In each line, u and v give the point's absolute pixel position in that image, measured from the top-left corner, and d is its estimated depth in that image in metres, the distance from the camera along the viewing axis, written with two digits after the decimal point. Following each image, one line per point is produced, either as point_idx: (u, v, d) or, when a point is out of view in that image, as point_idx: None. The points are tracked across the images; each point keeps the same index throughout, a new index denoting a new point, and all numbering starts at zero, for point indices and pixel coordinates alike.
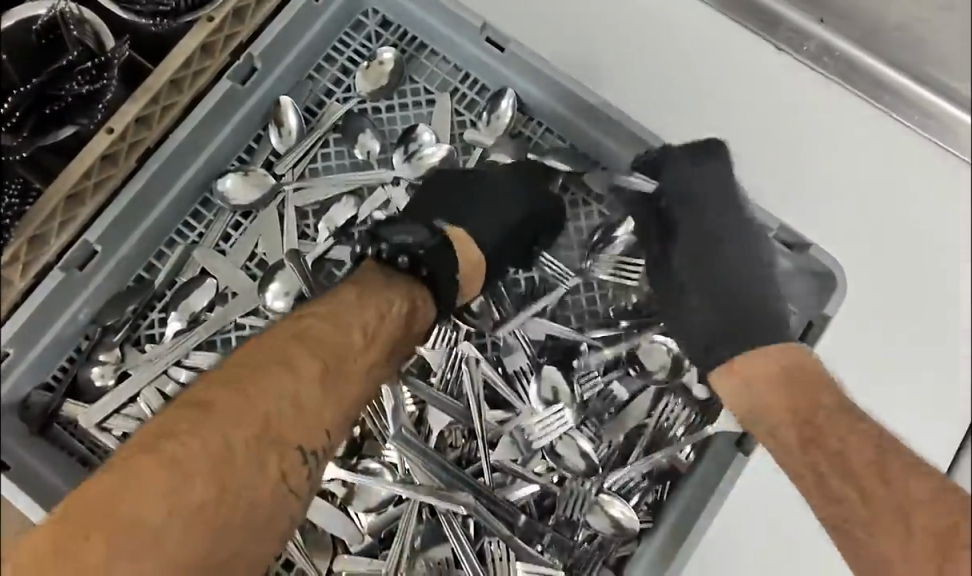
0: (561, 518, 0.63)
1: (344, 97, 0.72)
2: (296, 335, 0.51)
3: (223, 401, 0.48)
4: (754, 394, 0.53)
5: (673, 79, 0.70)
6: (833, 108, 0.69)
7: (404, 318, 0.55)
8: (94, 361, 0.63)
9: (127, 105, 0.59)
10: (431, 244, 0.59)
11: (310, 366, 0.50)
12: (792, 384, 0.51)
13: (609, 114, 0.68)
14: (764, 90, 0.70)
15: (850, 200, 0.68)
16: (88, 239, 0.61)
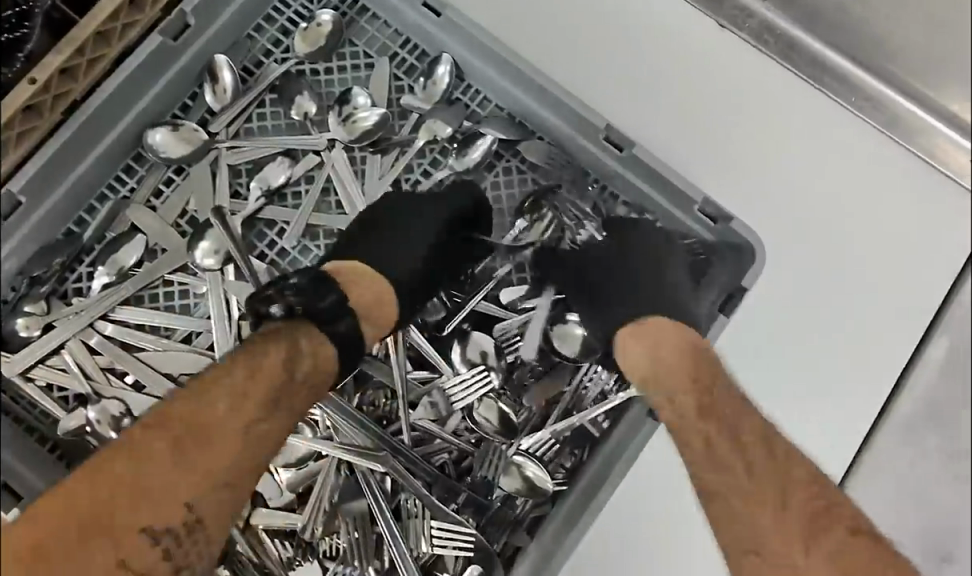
0: (477, 478, 0.64)
1: (281, 57, 0.72)
2: (212, 380, 0.52)
3: (159, 474, 0.49)
4: (662, 354, 0.59)
5: (621, 53, 0.70)
6: (781, 83, 0.70)
7: (307, 388, 0.55)
8: (19, 313, 0.63)
9: (50, 55, 0.58)
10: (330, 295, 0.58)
11: (217, 407, 0.51)
12: (663, 353, 0.59)
13: (543, 84, 0.69)
14: (699, 60, 0.70)
15: (788, 176, 0.69)
16: (12, 190, 0.60)
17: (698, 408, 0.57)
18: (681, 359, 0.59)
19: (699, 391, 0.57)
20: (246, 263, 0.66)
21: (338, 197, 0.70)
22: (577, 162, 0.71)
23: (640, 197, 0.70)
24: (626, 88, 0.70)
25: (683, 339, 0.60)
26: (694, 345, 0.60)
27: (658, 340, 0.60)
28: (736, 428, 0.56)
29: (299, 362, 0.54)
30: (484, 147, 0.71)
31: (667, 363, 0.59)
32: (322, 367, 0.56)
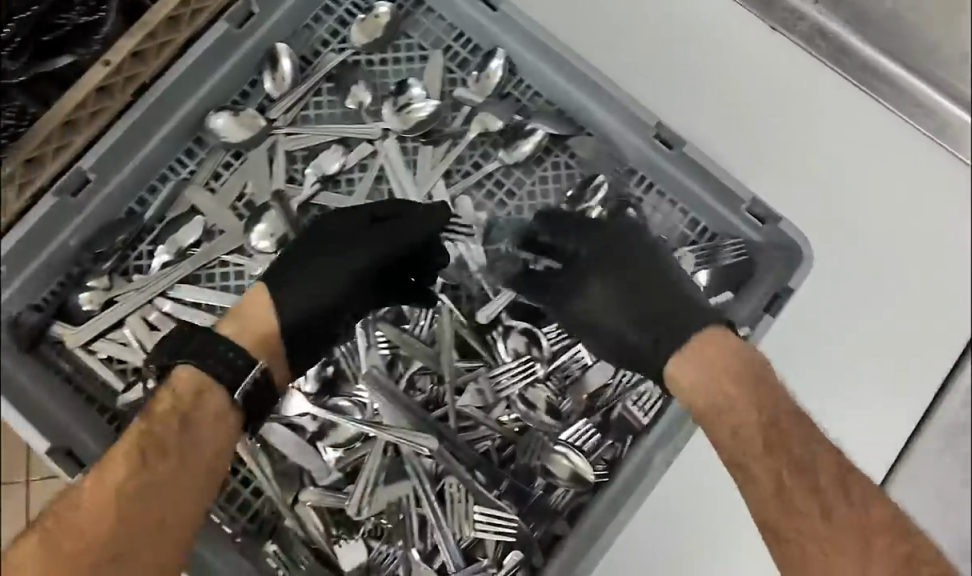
0: (520, 466, 0.65)
1: (339, 47, 0.74)
2: (108, 456, 0.52)
3: (70, 553, 0.49)
4: (715, 382, 0.56)
5: (675, 52, 0.70)
6: (829, 84, 0.71)
7: (186, 419, 0.53)
8: (83, 287, 0.66)
9: (125, 39, 0.61)
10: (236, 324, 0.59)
11: (115, 478, 0.51)
12: (713, 367, 0.56)
13: (599, 82, 0.70)
14: (749, 61, 0.70)
15: (833, 179, 0.69)
16: (82, 167, 0.63)
17: (766, 441, 0.54)
18: (740, 388, 0.55)
19: (749, 407, 0.55)
20: None
21: (390, 185, 0.71)
22: (627, 159, 0.72)
23: (688, 195, 0.71)
24: (677, 88, 0.71)
25: (732, 354, 0.57)
26: (752, 370, 0.56)
27: (713, 361, 0.57)
28: (779, 438, 0.54)
29: (183, 411, 0.53)
30: (535, 141, 0.72)
31: (723, 390, 0.56)
32: (206, 397, 0.54)
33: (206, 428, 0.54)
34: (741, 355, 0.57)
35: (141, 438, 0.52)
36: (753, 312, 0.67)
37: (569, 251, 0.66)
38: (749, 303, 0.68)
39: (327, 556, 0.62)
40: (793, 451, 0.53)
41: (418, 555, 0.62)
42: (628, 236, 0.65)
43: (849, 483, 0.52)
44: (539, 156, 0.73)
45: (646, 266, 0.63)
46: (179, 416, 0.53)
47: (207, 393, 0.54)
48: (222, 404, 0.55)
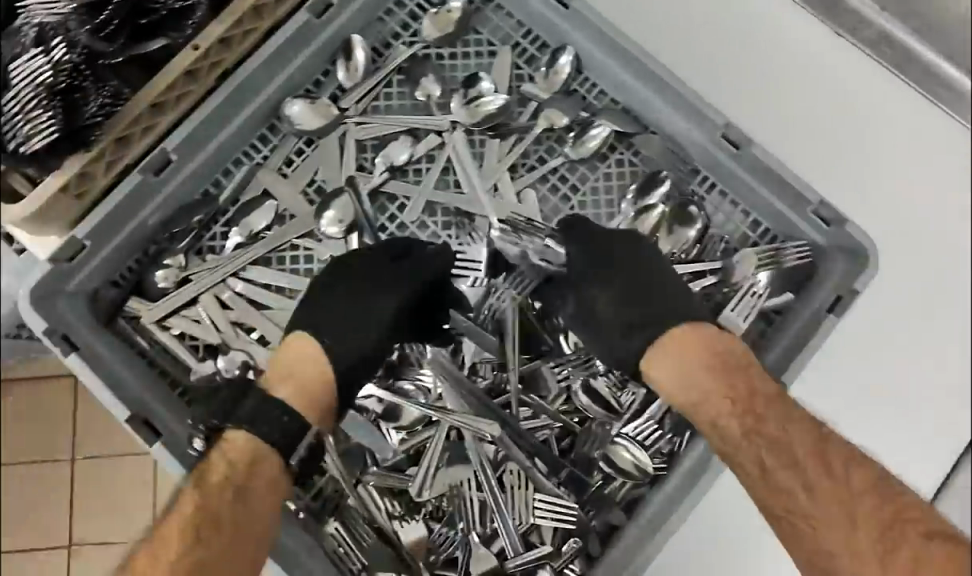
0: (580, 455, 0.66)
1: (410, 40, 0.76)
2: (161, 533, 0.52)
3: None
4: (691, 375, 0.59)
5: (745, 52, 0.70)
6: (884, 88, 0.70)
7: (240, 489, 0.54)
8: (159, 264, 0.68)
9: (214, 25, 0.63)
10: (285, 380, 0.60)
11: (171, 553, 0.51)
12: (693, 375, 0.59)
13: (663, 77, 0.71)
14: (816, 64, 0.70)
15: (894, 185, 0.70)
16: (166, 148, 0.65)
17: (744, 428, 0.57)
18: (720, 381, 0.58)
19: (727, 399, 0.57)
20: (373, 232, 0.70)
21: (457, 176, 0.73)
22: (690, 159, 0.73)
23: (752, 196, 0.71)
24: (747, 88, 0.71)
25: (707, 357, 0.59)
26: (724, 356, 0.59)
27: (682, 353, 0.59)
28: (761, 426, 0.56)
29: (236, 478, 0.55)
30: (601, 137, 0.73)
31: (699, 384, 0.58)
32: (259, 463, 0.56)
33: (260, 498, 0.55)
34: (712, 341, 0.60)
35: (194, 512, 0.53)
36: (816, 313, 0.67)
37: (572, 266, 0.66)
38: (812, 303, 0.67)
39: (389, 536, 0.63)
40: (768, 431, 0.56)
41: (478, 538, 0.64)
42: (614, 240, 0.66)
43: (828, 453, 0.55)
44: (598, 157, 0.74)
45: (641, 276, 0.64)
46: (234, 486, 0.54)
47: (260, 463, 0.56)
48: (274, 468, 0.57)
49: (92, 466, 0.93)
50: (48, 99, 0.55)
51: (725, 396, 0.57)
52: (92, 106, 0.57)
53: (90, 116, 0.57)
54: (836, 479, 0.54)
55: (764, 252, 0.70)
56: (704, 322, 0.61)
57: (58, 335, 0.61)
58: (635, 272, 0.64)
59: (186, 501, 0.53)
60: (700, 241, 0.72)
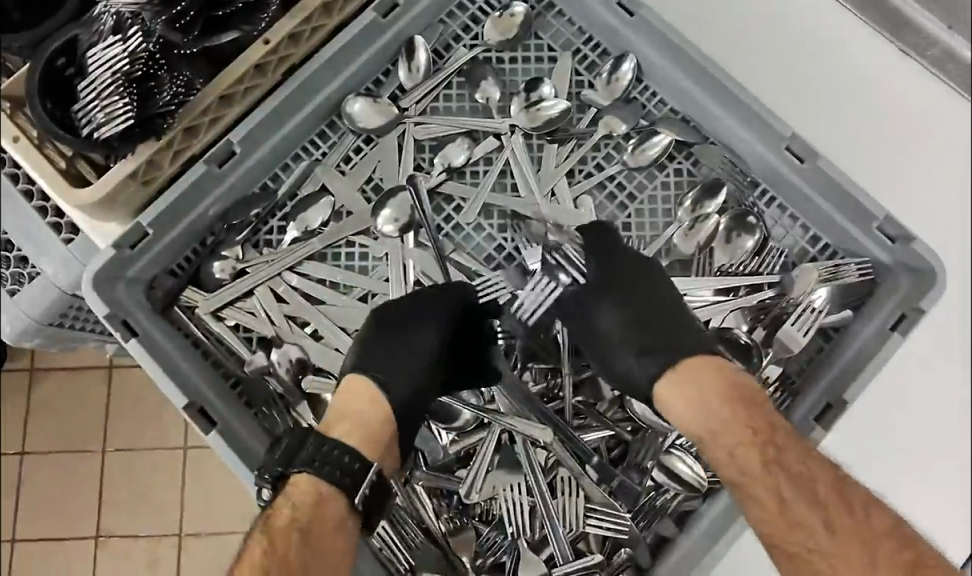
0: (632, 464, 0.65)
1: (471, 43, 0.76)
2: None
3: None
4: (708, 403, 0.57)
5: (809, 63, 0.69)
6: (906, 91, 0.67)
7: (306, 532, 0.54)
8: (217, 256, 0.68)
9: (286, 20, 0.63)
10: (343, 421, 0.59)
11: None
12: (709, 403, 0.57)
13: (720, 79, 0.69)
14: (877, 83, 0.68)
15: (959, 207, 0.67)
16: (231, 141, 0.65)
17: (763, 460, 0.55)
18: (738, 413, 0.57)
19: (743, 435, 0.56)
20: (429, 230, 0.70)
21: (514, 180, 0.72)
22: (750, 171, 0.72)
23: (814, 211, 0.70)
24: (808, 100, 0.70)
25: (726, 386, 0.58)
26: (740, 387, 0.58)
27: (701, 380, 0.58)
28: (775, 465, 0.55)
29: (303, 519, 0.54)
30: (662, 144, 0.73)
31: (718, 413, 0.57)
32: (325, 504, 0.55)
33: (329, 542, 0.54)
34: (724, 369, 0.59)
35: (264, 559, 0.52)
36: (878, 331, 0.66)
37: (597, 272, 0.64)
38: (874, 322, 0.66)
39: (436, 537, 0.63)
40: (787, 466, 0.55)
41: (528, 543, 0.63)
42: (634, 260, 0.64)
43: (845, 492, 0.55)
44: (653, 167, 0.73)
45: (659, 301, 0.62)
46: (302, 528, 0.54)
47: (325, 502, 0.56)
48: (342, 510, 0.56)
49: (123, 459, 0.97)
50: (125, 87, 0.56)
51: (746, 427, 0.56)
52: (165, 95, 0.58)
53: (163, 104, 0.58)
54: (858, 519, 0.54)
55: (825, 267, 0.68)
56: (720, 356, 0.59)
57: (118, 320, 0.62)
58: (660, 301, 0.63)
59: (255, 546, 0.53)
60: (759, 252, 0.71)
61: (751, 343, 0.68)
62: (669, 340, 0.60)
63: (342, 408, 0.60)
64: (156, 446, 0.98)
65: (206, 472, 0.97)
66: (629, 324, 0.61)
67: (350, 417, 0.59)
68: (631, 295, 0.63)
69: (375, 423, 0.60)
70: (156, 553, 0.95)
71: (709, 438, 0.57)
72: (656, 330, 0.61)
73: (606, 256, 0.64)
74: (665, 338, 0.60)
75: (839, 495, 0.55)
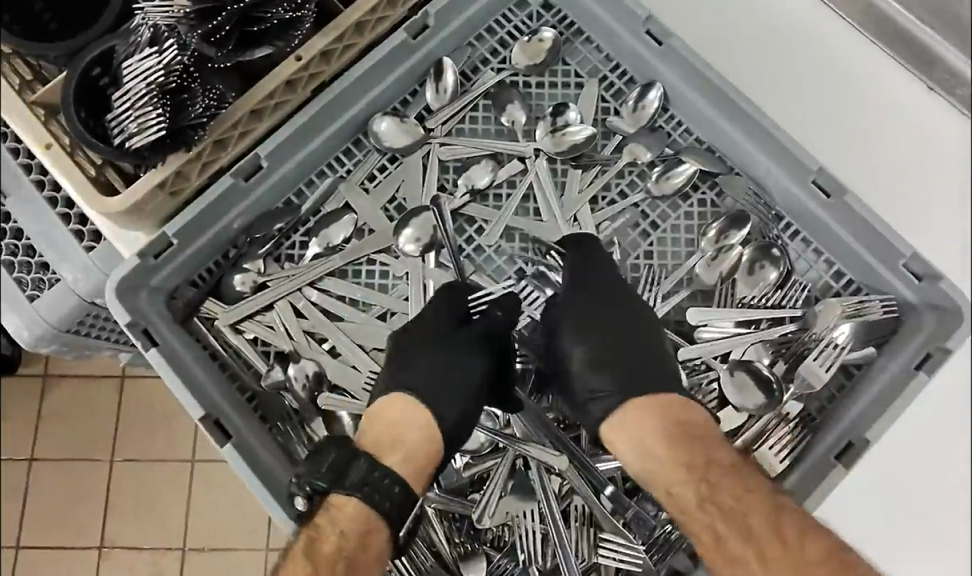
0: (647, 494, 0.64)
1: (498, 67, 0.76)
2: None
3: None
4: (646, 442, 0.59)
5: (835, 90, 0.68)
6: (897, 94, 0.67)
7: (351, 561, 0.55)
8: (239, 269, 0.68)
9: (318, 37, 0.64)
10: (389, 446, 0.60)
11: None
12: (643, 444, 0.60)
13: (730, 95, 0.69)
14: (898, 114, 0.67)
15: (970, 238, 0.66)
16: (259, 155, 0.66)
17: (698, 496, 0.57)
18: (666, 450, 0.59)
19: (674, 472, 0.58)
20: (452, 250, 0.69)
21: (537, 205, 0.72)
22: (774, 204, 0.72)
23: (841, 247, 0.70)
24: (824, 129, 0.69)
25: (659, 426, 0.60)
26: (683, 424, 0.60)
27: (638, 421, 0.61)
28: (706, 497, 0.56)
29: (349, 552, 0.55)
30: (686, 174, 0.72)
31: (659, 450, 0.59)
32: (372, 535, 0.57)
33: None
34: (669, 406, 0.61)
35: None
36: (904, 370, 0.65)
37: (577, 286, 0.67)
38: (900, 360, 0.65)
39: (447, 562, 0.63)
40: (722, 502, 0.56)
41: (539, 572, 0.62)
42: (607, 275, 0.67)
43: (785, 521, 0.55)
44: (676, 198, 0.73)
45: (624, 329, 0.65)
46: (347, 559, 0.55)
47: (372, 534, 0.57)
48: (384, 543, 0.57)
49: (132, 469, 0.97)
50: (158, 98, 0.57)
51: (680, 464, 0.58)
52: (198, 107, 0.59)
53: (195, 116, 0.59)
54: (802, 551, 0.53)
55: (849, 303, 0.67)
56: (683, 394, 0.62)
57: (139, 329, 0.62)
58: (634, 332, 0.65)
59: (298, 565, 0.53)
60: (783, 284, 0.70)
61: (773, 376, 0.67)
62: (646, 364, 0.63)
63: (388, 431, 0.61)
64: (165, 458, 0.97)
65: (213, 486, 0.97)
66: (599, 352, 0.64)
67: (400, 444, 0.61)
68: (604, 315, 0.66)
69: (421, 451, 0.61)
70: (161, 565, 0.95)
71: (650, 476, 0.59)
72: (619, 360, 0.64)
73: (588, 270, 0.67)
74: (629, 365, 0.63)
75: (777, 523, 0.55)
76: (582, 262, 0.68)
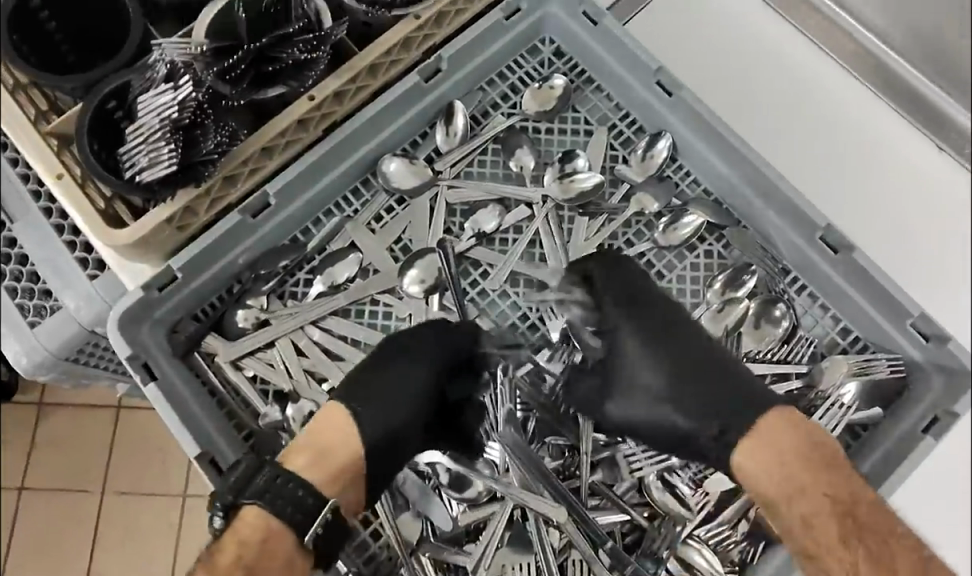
0: (647, 551, 0.63)
1: (509, 112, 0.77)
2: None
3: None
4: (782, 468, 0.56)
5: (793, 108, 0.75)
6: (912, 156, 0.73)
7: (250, 570, 0.53)
8: (241, 304, 0.68)
9: (331, 78, 0.64)
10: (307, 454, 0.58)
11: None
12: (782, 469, 0.56)
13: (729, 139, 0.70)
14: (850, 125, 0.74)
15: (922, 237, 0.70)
16: (268, 191, 0.66)
17: (840, 532, 0.54)
18: (809, 478, 0.55)
19: (812, 503, 0.55)
20: (454, 292, 0.69)
21: (543, 250, 0.72)
22: (781, 258, 0.72)
23: (848, 305, 0.69)
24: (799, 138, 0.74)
25: (803, 449, 0.56)
26: (818, 449, 0.56)
27: (777, 437, 0.56)
28: (849, 535, 0.54)
29: (247, 560, 0.53)
30: (693, 226, 0.72)
31: (794, 477, 0.55)
32: (274, 541, 0.54)
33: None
34: (800, 426, 0.57)
35: None
36: (910, 432, 0.64)
37: (624, 306, 0.65)
38: (906, 422, 0.65)
39: None
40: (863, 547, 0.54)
41: None
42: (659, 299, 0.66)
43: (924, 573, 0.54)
44: (683, 249, 0.73)
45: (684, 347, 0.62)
46: (244, 566, 0.53)
47: (276, 539, 0.54)
48: (290, 548, 0.55)
49: (123, 503, 0.96)
50: (172, 133, 0.58)
51: (824, 496, 0.55)
52: (209, 143, 0.59)
53: (206, 152, 0.59)
54: None
55: (856, 361, 0.67)
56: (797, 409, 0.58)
57: (139, 362, 0.61)
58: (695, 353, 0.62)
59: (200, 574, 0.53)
60: (788, 340, 0.70)
61: None
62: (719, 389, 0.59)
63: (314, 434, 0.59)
64: (158, 491, 0.96)
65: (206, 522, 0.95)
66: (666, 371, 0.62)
67: (319, 450, 0.58)
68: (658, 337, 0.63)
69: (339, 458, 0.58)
70: None
71: (785, 503, 0.56)
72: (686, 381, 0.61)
73: (624, 285, 0.65)
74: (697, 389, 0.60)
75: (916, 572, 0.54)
76: (612, 273, 0.66)
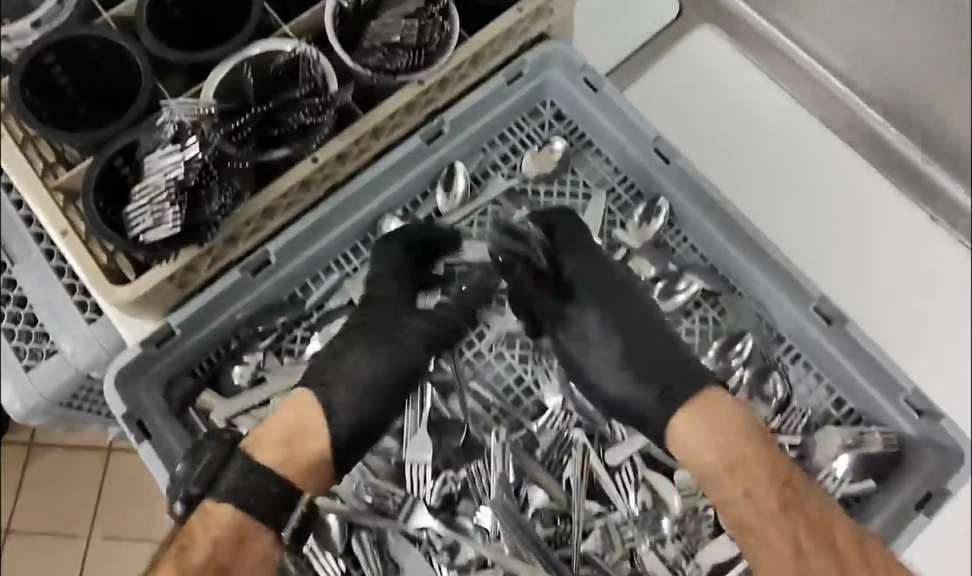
0: None
1: (508, 174, 0.78)
2: None
3: None
4: (715, 442, 0.58)
5: (749, 142, 0.82)
6: (896, 210, 0.81)
7: (223, 571, 0.55)
8: (238, 361, 0.68)
9: (334, 139, 0.65)
10: (271, 436, 0.59)
11: None
12: (718, 441, 0.58)
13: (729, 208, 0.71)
14: (802, 161, 0.82)
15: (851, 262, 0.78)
16: (269, 250, 0.67)
17: (781, 503, 0.57)
18: (744, 450, 0.58)
19: (753, 479, 0.57)
20: (450, 355, 0.69)
21: None
22: (776, 326, 0.72)
23: (842, 377, 0.70)
24: (750, 170, 0.81)
25: (734, 420, 0.59)
26: (747, 424, 0.59)
27: (695, 441, 0.59)
28: (796, 510, 0.57)
29: (220, 558, 0.55)
30: (689, 293, 0.73)
31: (730, 451, 0.58)
32: (247, 541, 0.56)
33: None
34: (723, 403, 0.60)
35: None
36: (905, 509, 0.64)
37: (578, 258, 0.69)
38: (901, 497, 0.65)
39: None
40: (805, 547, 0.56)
41: None
42: (606, 271, 0.68)
43: (864, 546, 0.57)
44: (679, 314, 0.73)
45: (639, 317, 0.66)
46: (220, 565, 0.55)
47: (249, 538, 0.56)
48: (266, 546, 0.57)
49: None
50: (176, 196, 0.59)
51: (765, 469, 0.57)
52: (213, 206, 0.60)
53: (211, 214, 0.60)
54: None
55: (850, 433, 0.67)
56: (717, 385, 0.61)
57: (134, 421, 0.62)
58: (648, 327, 0.65)
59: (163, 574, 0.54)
60: (783, 410, 0.69)
61: None
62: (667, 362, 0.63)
63: (280, 419, 0.60)
64: None
65: None
66: (622, 340, 0.65)
67: (284, 442, 0.59)
68: (612, 297, 0.67)
69: (304, 449, 0.60)
70: None
71: (723, 476, 0.58)
72: (645, 347, 0.64)
73: (578, 254, 0.69)
74: (649, 353, 0.64)
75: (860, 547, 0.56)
76: (572, 229, 0.70)
